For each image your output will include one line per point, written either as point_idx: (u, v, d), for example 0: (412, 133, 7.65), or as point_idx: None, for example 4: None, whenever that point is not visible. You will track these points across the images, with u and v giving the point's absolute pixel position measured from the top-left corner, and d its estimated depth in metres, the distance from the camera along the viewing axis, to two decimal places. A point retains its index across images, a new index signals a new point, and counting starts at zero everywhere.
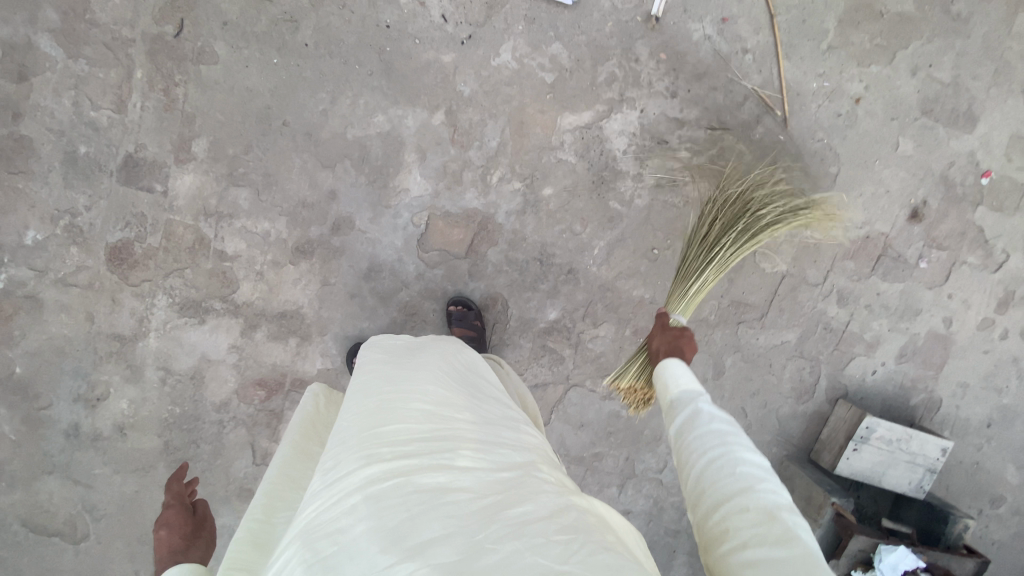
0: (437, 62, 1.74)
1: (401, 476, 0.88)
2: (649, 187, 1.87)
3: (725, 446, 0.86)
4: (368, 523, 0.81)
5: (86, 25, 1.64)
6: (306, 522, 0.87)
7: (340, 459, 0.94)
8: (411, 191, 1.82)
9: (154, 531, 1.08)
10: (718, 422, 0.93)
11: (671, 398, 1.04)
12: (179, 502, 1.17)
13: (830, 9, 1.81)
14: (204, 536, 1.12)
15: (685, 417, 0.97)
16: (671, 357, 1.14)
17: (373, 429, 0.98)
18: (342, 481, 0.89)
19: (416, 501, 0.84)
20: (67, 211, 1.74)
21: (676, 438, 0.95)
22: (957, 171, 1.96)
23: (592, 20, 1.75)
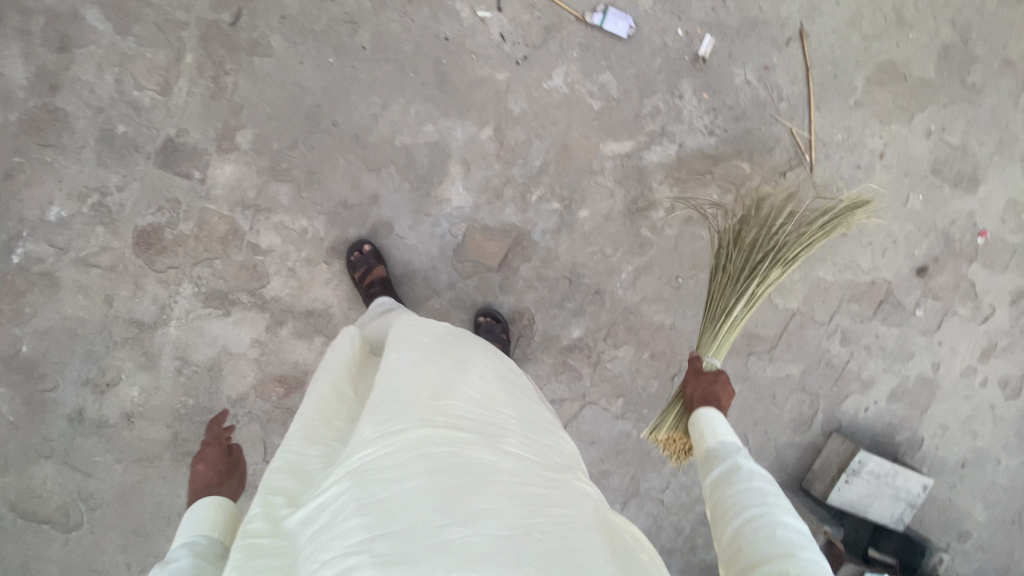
0: (491, 79, 1.77)
1: (452, 447, 0.95)
2: (680, 218, 1.94)
3: (765, 508, 0.95)
4: (421, 483, 0.87)
5: (139, 3, 1.61)
6: (354, 464, 0.93)
7: (389, 415, 0.99)
8: (452, 202, 1.85)
9: (191, 466, 1.12)
10: (756, 479, 1.03)
11: (710, 448, 1.15)
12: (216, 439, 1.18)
13: (861, 68, 1.93)
14: (237, 475, 1.16)
15: (726, 469, 1.07)
16: (710, 408, 1.24)
17: (425, 398, 1.03)
18: (394, 434, 0.95)
19: (466, 476, 0.91)
20: (97, 190, 1.69)
21: (716, 492, 1.05)
22: (957, 228, 2.11)
23: (642, 55, 1.81)
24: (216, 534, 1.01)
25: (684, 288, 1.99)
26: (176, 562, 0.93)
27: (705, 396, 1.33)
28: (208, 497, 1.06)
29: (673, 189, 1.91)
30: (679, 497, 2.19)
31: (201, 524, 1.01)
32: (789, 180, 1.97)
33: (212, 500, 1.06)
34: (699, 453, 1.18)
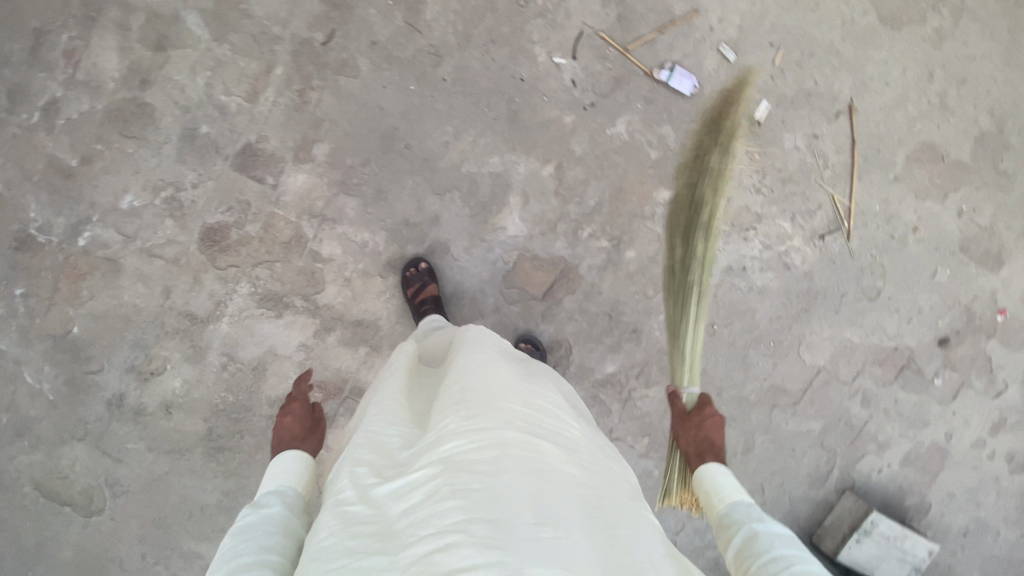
0: (558, 120, 1.86)
1: (533, 453, 1.03)
2: (721, 268, 2.03)
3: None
4: (509, 480, 0.96)
5: (239, 15, 1.69)
6: (444, 454, 1.01)
7: (476, 413, 1.08)
8: (507, 231, 1.92)
9: (279, 417, 1.24)
10: (777, 542, 1.04)
11: (722, 512, 1.15)
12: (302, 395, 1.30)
13: (902, 145, 2.04)
14: (316, 434, 1.28)
15: (743, 537, 1.07)
16: (715, 463, 1.23)
17: (507, 403, 1.12)
18: (482, 430, 1.04)
19: (547, 481, 0.99)
20: (172, 184, 1.74)
21: (739, 562, 1.05)
22: (979, 305, 2.20)
23: (702, 112, 1.91)
24: (299, 488, 1.15)
25: (718, 335, 2.08)
26: (267, 504, 1.08)
27: (700, 447, 1.27)
28: (291, 453, 1.19)
29: (718, 241, 1.98)
30: (692, 541, 2.22)
31: (286, 477, 1.15)
32: (826, 243, 2.06)
33: (295, 454, 1.20)
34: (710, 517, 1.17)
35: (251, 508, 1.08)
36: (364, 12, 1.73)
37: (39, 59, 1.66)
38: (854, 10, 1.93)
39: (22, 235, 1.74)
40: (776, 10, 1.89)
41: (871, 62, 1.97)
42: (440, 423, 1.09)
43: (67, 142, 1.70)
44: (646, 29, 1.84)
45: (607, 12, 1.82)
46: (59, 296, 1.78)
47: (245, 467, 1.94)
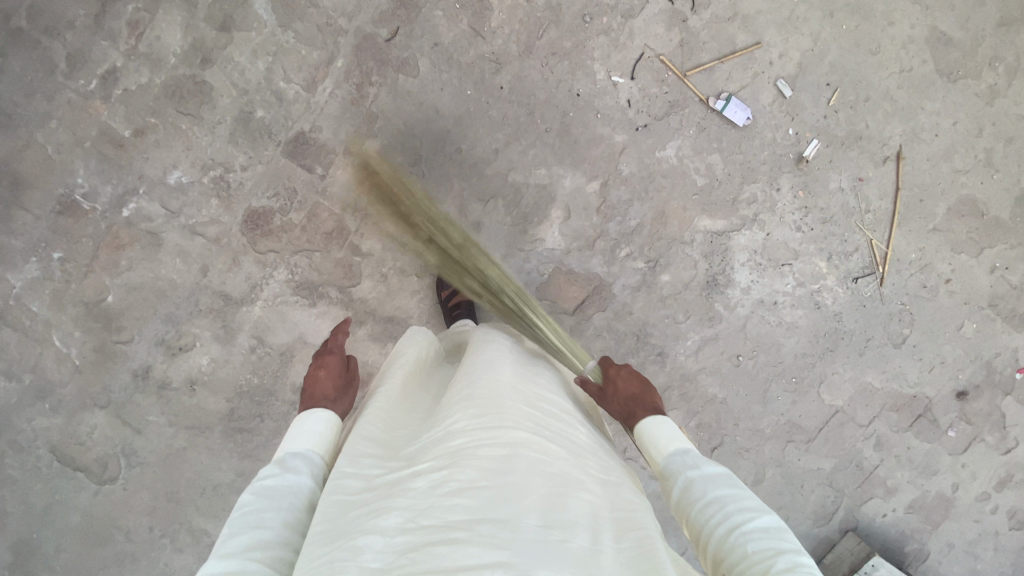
0: (609, 139, 1.86)
1: (545, 454, 0.96)
2: (753, 300, 2.03)
3: (732, 519, 0.93)
4: (520, 478, 0.88)
5: (306, 2, 1.68)
6: (451, 448, 0.94)
7: (488, 410, 1.01)
8: (545, 243, 1.92)
9: (314, 369, 1.22)
10: (716, 483, 1.00)
11: (663, 460, 1.10)
12: (338, 352, 1.29)
13: (945, 196, 2.02)
14: (349, 394, 1.23)
15: (681, 484, 1.03)
16: (651, 416, 1.18)
17: (520, 404, 1.06)
18: (492, 429, 0.97)
19: (560, 484, 0.91)
20: (221, 164, 1.74)
21: (680, 508, 1.02)
22: (1000, 361, 2.19)
23: (752, 145, 1.91)
24: (327, 455, 1.09)
25: (742, 366, 2.09)
26: (297, 467, 1.00)
27: (627, 406, 1.24)
28: (326, 410, 1.13)
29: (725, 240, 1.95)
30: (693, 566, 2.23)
31: (314, 439, 1.08)
32: (859, 286, 2.06)
33: (326, 415, 1.13)
34: (654, 464, 1.14)
35: (277, 468, 1.00)
36: (430, 13, 1.73)
37: (102, 25, 1.66)
38: (913, 58, 1.91)
39: (68, 200, 1.74)
40: (836, 51, 1.89)
41: (924, 111, 1.95)
42: (450, 419, 1.02)
43: (121, 111, 1.70)
44: (706, 57, 1.85)
45: (669, 36, 1.82)
46: (96, 264, 1.77)
47: (261, 450, 1.94)
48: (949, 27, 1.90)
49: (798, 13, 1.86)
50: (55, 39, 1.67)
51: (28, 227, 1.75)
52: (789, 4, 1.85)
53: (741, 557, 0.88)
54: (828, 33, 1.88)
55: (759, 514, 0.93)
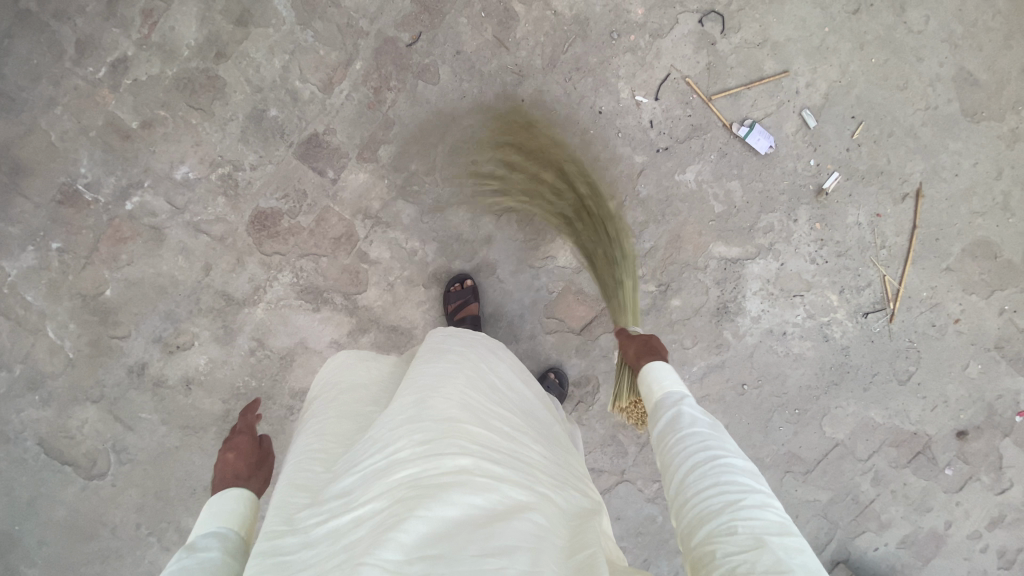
0: (628, 159, 1.83)
1: (493, 478, 0.86)
2: (762, 330, 2.01)
3: (708, 453, 0.91)
4: (461, 510, 0.79)
5: (327, 1, 1.63)
6: (391, 479, 0.84)
7: (429, 428, 0.91)
8: (557, 260, 1.88)
9: (222, 454, 1.08)
10: (700, 424, 0.98)
11: (658, 397, 1.10)
12: (249, 430, 1.17)
13: (960, 237, 1.98)
14: (265, 471, 1.10)
15: (669, 417, 1.02)
16: (657, 361, 1.19)
17: (468, 420, 0.94)
18: (432, 452, 0.86)
19: (507, 512, 0.82)
20: (231, 162, 1.69)
21: (660, 439, 1.01)
22: (1001, 403, 2.14)
23: (772, 174, 1.88)
24: (243, 531, 0.96)
25: (746, 395, 2.08)
26: (206, 545, 0.89)
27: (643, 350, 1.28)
28: (233, 488, 1.01)
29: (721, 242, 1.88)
30: None
31: (227, 516, 0.95)
32: (868, 321, 2.03)
33: (238, 491, 1.00)
34: (647, 404, 1.13)
35: (183, 553, 0.87)
36: (454, 21, 1.68)
37: (115, 12, 1.61)
38: (939, 96, 1.87)
39: (69, 188, 1.68)
40: (863, 84, 1.86)
41: (946, 150, 1.91)
42: (388, 442, 0.92)
43: (130, 102, 1.65)
44: (732, 82, 1.81)
45: (697, 58, 1.78)
46: (96, 256, 1.72)
47: None
48: (976, 68, 1.86)
49: (828, 43, 1.82)
50: (65, 24, 1.61)
51: (28, 215, 1.69)
52: (819, 34, 1.81)
53: (710, 486, 0.86)
54: (857, 65, 1.84)
55: (735, 458, 0.91)
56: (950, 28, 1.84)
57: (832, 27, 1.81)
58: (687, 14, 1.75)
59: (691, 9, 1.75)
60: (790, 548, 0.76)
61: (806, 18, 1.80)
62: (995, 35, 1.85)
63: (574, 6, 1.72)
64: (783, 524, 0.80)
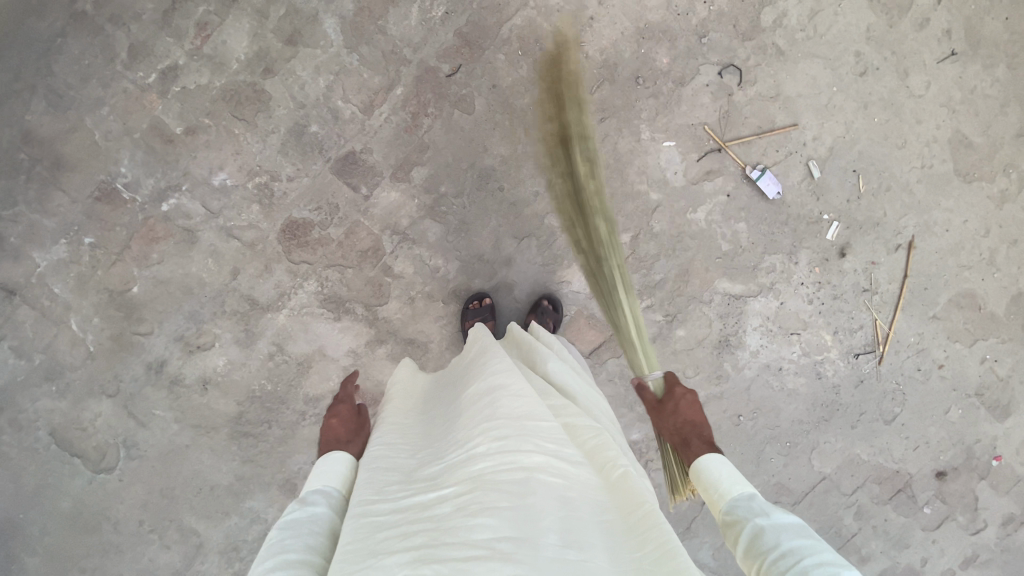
0: (645, 196, 1.93)
1: (566, 475, 0.93)
2: (760, 364, 2.11)
3: (808, 571, 0.84)
4: (540, 500, 0.86)
5: (374, 28, 1.72)
6: (472, 468, 0.92)
7: (504, 425, 0.98)
8: (571, 286, 1.97)
9: (325, 418, 1.17)
10: (787, 533, 0.91)
11: (725, 506, 1.01)
12: (349, 400, 1.25)
13: (948, 288, 2.12)
14: (363, 437, 1.18)
15: (747, 534, 0.94)
16: (712, 453, 1.09)
17: (540, 414, 1.02)
18: (511, 446, 0.94)
19: (580, 506, 0.89)
20: (268, 172, 1.76)
21: (744, 559, 0.93)
22: (979, 446, 2.25)
23: (778, 218, 2.00)
24: (346, 493, 1.04)
25: (741, 426, 2.17)
26: (315, 503, 0.97)
27: (683, 433, 1.18)
28: (338, 452, 1.08)
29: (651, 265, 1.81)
30: None
31: (333, 477, 1.04)
32: (858, 362, 2.15)
33: (343, 455, 1.07)
34: (712, 508, 1.05)
35: (296, 505, 0.97)
36: (493, 56, 1.78)
37: (170, 23, 1.68)
38: (935, 156, 2.02)
39: (107, 186, 1.73)
40: (866, 141, 1.99)
41: (938, 206, 2.05)
42: (467, 438, 0.99)
43: (176, 108, 1.71)
44: (746, 130, 1.93)
45: (715, 106, 1.91)
46: (127, 253, 1.77)
47: (264, 456, 1.94)
48: (971, 132, 2.01)
49: (835, 101, 1.96)
50: (119, 29, 1.67)
51: (62, 209, 1.73)
52: (828, 92, 1.95)
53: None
54: (861, 123, 1.98)
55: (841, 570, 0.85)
56: (949, 94, 1.98)
57: (841, 86, 1.95)
58: (708, 65, 1.88)
59: (713, 61, 1.88)
60: None
61: (817, 77, 1.94)
62: (989, 103, 2.00)
63: (605, 50, 1.83)
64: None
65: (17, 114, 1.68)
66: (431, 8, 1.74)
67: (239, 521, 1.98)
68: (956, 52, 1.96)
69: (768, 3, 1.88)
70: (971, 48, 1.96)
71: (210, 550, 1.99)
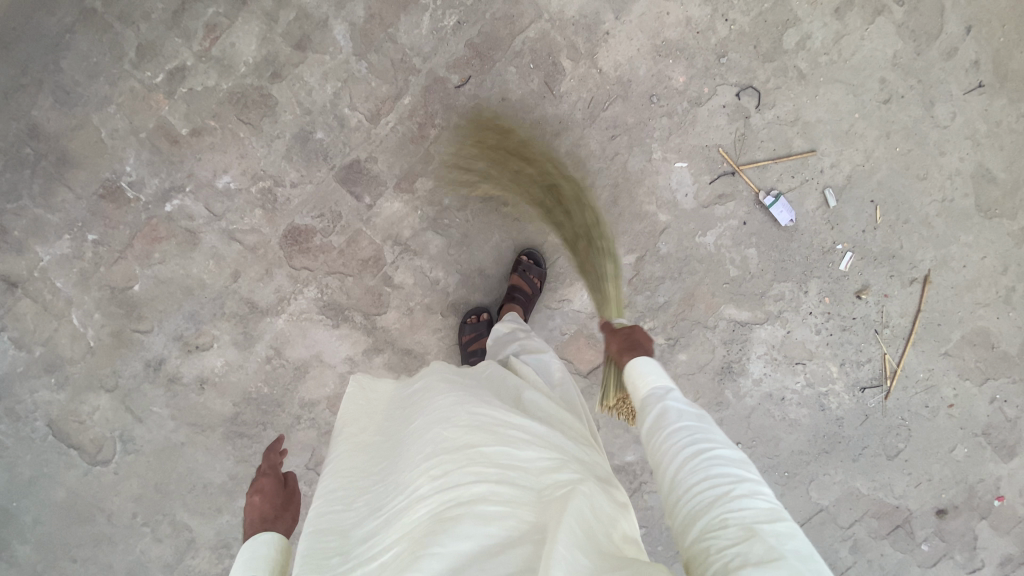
0: (652, 217, 1.88)
1: (506, 501, 0.87)
2: (762, 393, 2.08)
3: (697, 447, 0.86)
4: (474, 539, 0.81)
5: (384, 36, 1.70)
6: (412, 518, 0.89)
7: (443, 461, 0.95)
8: (572, 303, 1.94)
9: (248, 495, 1.12)
10: (688, 417, 0.92)
11: (642, 395, 1.02)
12: (273, 472, 1.19)
13: (961, 324, 2.05)
14: (292, 510, 1.14)
15: (655, 414, 0.95)
16: (637, 355, 1.11)
17: (479, 442, 0.97)
18: (446, 491, 0.90)
19: (520, 534, 0.82)
20: (272, 177, 1.75)
21: (647, 437, 0.94)
22: (982, 486, 2.19)
23: (789, 246, 1.95)
24: None
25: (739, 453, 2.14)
26: None
27: (628, 344, 1.18)
28: (262, 532, 1.03)
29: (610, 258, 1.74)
30: None
31: (257, 562, 0.97)
32: (864, 396, 2.10)
33: (270, 535, 1.04)
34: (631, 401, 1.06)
35: None
36: (503, 69, 1.75)
37: (179, 23, 1.66)
38: (956, 190, 1.94)
39: (112, 184, 1.73)
40: (886, 171, 1.92)
41: (957, 241, 1.98)
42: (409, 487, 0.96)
43: (182, 109, 1.70)
44: (761, 155, 1.88)
45: (729, 129, 1.85)
46: (129, 252, 1.77)
47: (257, 458, 1.95)
48: (996, 166, 1.93)
49: (856, 128, 1.89)
50: (129, 27, 1.66)
51: (67, 205, 1.73)
52: (849, 118, 1.88)
53: (701, 484, 0.80)
54: (882, 152, 1.91)
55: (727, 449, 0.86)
56: (975, 126, 1.90)
57: (862, 113, 1.88)
58: (725, 86, 1.82)
59: (730, 82, 1.82)
60: (783, 535, 0.72)
61: (838, 102, 1.87)
62: (1017, 136, 1.92)
63: (619, 67, 1.78)
64: (773, 511, 0.76)
65: (25, 109, 1.68)
66: (443, 17, 1.70)
67: (230, 519, 1.99)
68: (985, 83, 1.88)
69: (792, 25, 1.81)
70: (1000, 80, 1.88)
71: (201, 546, 2.01)
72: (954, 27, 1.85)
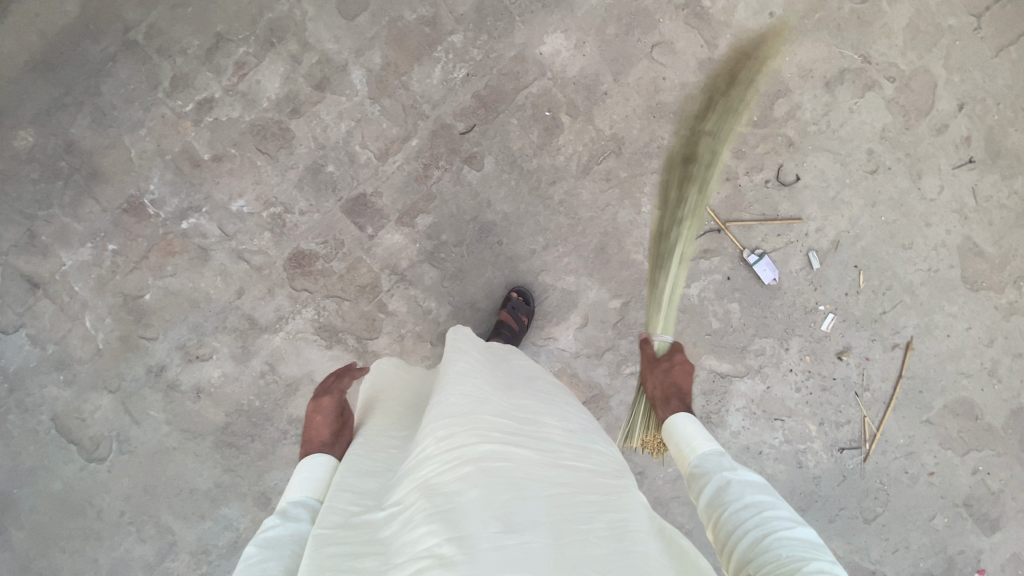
0: (640, 266, 1.96)
1: (513, 458, 0.96)
2: (740, 445, 2.10)
3: (762, 521, 0.94)
4: (482, 492, 0.88)
5: (398, 83, 1.83)
6: (419, 476, 0.93)
7: (448, 422, 0.99)
8: (557, 342, 2.00)
9: (310, 414, 1.21)
10: (755, 490, 1.01)
11: (695, 460, 1.11)
12: (336, 393, 1.26)
13: (944, 393, 2.07)
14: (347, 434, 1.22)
15: (715, 484, 1.03)
16: (679, 414, 1.21)
17: (483, 408, 1.03)
18: (452, 447, 0.95)
19: (525, 486, 0.92)
20: (283, 205, 1.88)
21: (708, 507, 1.02)
22: (963, 558, 2.15)
23: (771, 303, 2.01)
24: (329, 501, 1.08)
25: None
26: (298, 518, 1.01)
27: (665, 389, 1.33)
28: (321, 456, 1.12)
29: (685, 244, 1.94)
30: None
31: (312, 484, 1.08)
32: (843, 457, 2.11)
33: (326, 458, 1.12)
34: (683, 465, 1.15)
35: (278, 518, 1.00)
36: (506, 119, 1.87)
37: (211, 60, 1.81)
38: (941, 261, 1.99)
39: (136, 201, 1.86)
40: (870, 238, 1.98)
41: (941, 310, 2.02)
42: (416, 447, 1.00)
43: (206, 136, 1.84)
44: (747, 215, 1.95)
45: (718, 188, 1.93)
46: (145, 263, 1.89)
47: (243, 468, 2.02)
48: (982, 241, 1.98)
49: (842, 196, 1.96)
50: (166, 60, 1.82)
51: (93, 216, 1.87)
52: (836, 185, 1.96)
53: (775, 560, 0.87)
54: (866, 220, 1.97)
55: (791, 522, 0.94)
56: (962, 201, 1.96)
57: (849, 182, 1.95)
58: (717, 149, 1.92)
59: (721, 145, 1.91)
60: None
61: (825, 170, 1.95)
62: (1005, 214, 1.97)
63: (616, 125, 1.89)
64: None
65: (64, 126, 1.83)
66: (454, 69, 1.84)
67: (211, 526, 2.05)
68: (974, 159, 1.94)
69: (782, 96, 1.91)
70: (991, 157, 1.94)
71: (181, 550, 2.06)
72: (943, 105, 1.92)
